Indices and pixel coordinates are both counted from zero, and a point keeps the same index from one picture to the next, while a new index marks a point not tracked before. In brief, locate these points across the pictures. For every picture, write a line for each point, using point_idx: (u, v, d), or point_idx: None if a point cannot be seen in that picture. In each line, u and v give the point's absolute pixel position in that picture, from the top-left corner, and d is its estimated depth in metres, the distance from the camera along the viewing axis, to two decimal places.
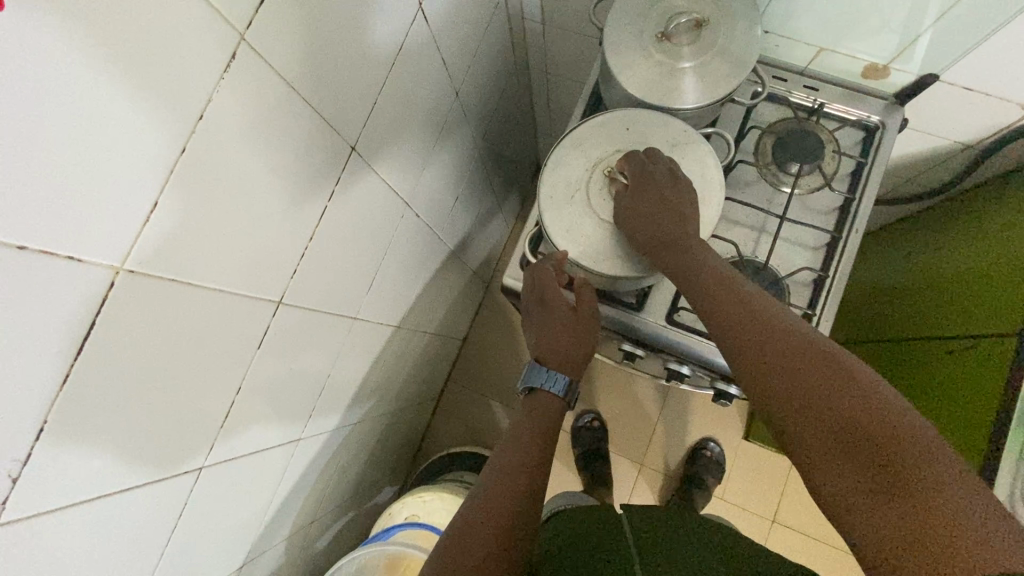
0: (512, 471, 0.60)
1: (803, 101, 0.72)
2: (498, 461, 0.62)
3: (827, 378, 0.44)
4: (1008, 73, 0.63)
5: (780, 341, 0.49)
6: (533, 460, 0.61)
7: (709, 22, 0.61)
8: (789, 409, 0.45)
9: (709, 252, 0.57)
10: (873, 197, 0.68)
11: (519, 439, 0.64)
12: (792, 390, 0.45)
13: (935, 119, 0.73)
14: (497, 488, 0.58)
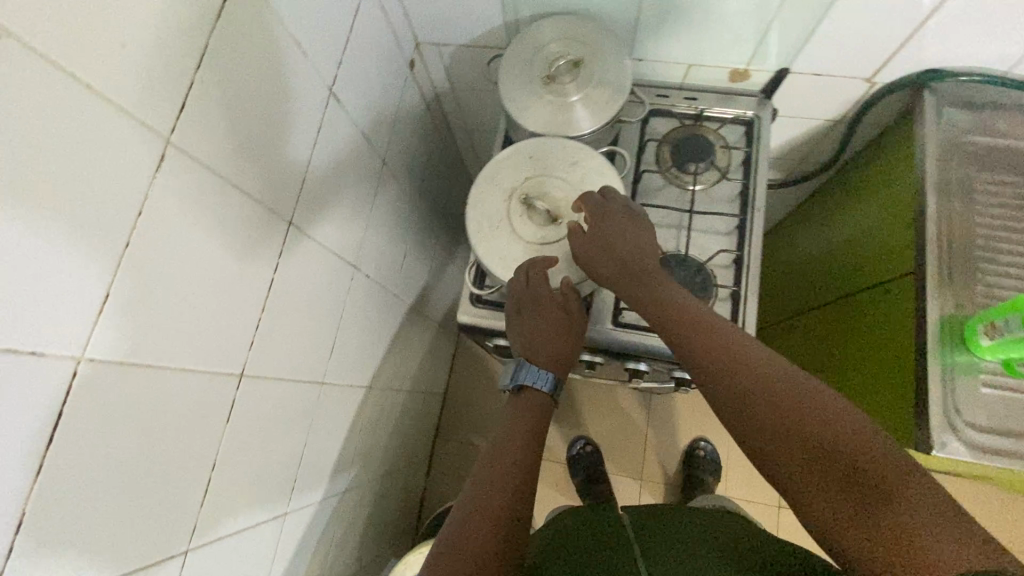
0: (503, 472, 0.57)
1: (687, 111, 0.82)
2: (486, 463, 0.59)
3: (783, 390, 0.46)
4: (842, 57, 0.73)
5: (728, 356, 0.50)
6: (523, 459, 0.59)
7: (584, 60, 0.70)
8: (750, 422, 0.46)
9: (659, 282, 0.61)
10: (765, 179, 0.77)
11: (506, 439, 0.61)
12: (751, 401, 0.46)
13: (802, 105, 0.84)
14: (488, 490, 0.56)
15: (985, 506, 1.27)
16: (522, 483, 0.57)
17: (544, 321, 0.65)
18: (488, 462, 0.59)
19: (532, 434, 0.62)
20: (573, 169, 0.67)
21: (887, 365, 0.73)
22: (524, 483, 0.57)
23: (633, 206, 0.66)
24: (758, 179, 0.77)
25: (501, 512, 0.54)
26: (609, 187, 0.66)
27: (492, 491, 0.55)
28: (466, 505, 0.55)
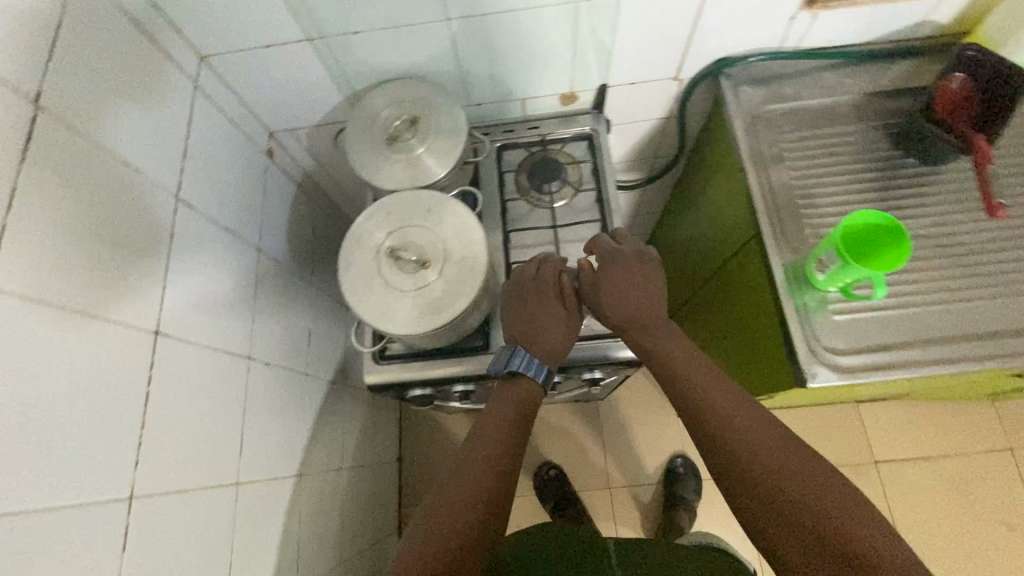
0: (466, 474, 0.61)
1: (533, 139, 0.90)
2: (454, 469, 0.62)
3: (801, 469, 0.53)
4: (645, 66, 0.83)
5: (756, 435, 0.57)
6: (487, 458, 0.62)
7: (420, 116, 0.76)
8: (770, 484, 0.53)
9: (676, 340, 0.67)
10: (613, 182, 0.86)
11: (471, 444, 0.65)
12: (752, 452, 0.55)
13: (631, 112, 0.93)
14: (454, 494, 0.59)
15: (911, 419, 1.38)
16: (486, 481, 0.60)
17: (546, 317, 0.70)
18: (453, 468, 0.62)
19: (497, 432, 0.65)
20: (430, 215, 0.69)
21: (756, 318, 0.80)
22: (490, 480, 0.60)
23: (650, 246, 0.73)
24: (608, 184, 0.86)
25: (465, 514, 0.57)
26: (466, 224, 0.68)
27: (456, 495, 0.59)
28: (431, 513, 0.58)
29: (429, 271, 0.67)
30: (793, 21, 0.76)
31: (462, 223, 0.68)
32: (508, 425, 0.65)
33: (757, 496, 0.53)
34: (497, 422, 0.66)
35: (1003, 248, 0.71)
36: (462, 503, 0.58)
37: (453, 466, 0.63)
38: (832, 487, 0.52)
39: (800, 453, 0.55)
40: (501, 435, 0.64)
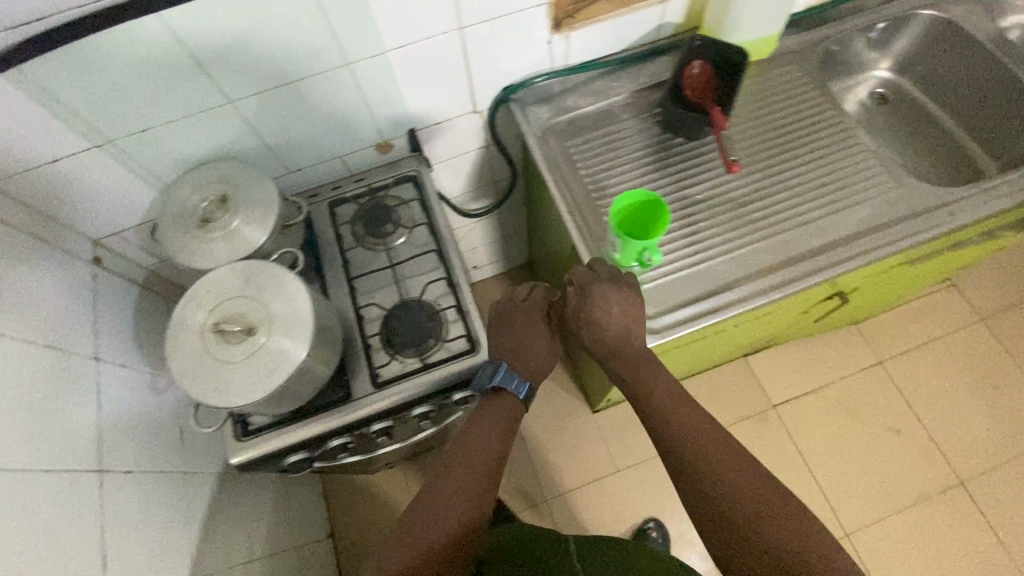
0: (462, 463, 0.72)
1: (361, 190, 0.95)
2: (453, 454, 0.73)
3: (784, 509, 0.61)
4: (441, 105, 0.90)
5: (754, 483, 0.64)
6: (482, 452, 0.73)
7: (230, 193, 0.78)
8: (758, 518, 0.61)
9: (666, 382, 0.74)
10: (442, 211, 0.91)
11: (467, 434, 0.75)
12: (747, 491, 0.63)
13: (449, 147, 1.00)
14: (453, 478, 0.70)
15: (794, 358, 1.51)
16: (477, 473, 0.71)
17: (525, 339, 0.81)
18: (448, 457, 0.73)
19: (490, 427, 0.75)
20: (250, 284, 0.71)
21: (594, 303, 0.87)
22: (480, 470, 0.71)
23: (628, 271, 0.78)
24: (438, 214, 0.92)
25: (457, 495, 0.69)
26: (285, 283, 0.71)
27: (453, 481, 0.70)
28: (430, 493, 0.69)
29: (257, 336, 0.69)
30: (551, 43, 0.86)
31: (280, 284, 0.71)
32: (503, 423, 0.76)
33: (690, 476, 0.67)
34: (492, 418, 0.76)
35: (772, 195, 0.83)
36: (457, 488, 0.69)
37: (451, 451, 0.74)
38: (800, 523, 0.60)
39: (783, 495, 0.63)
40: (494, 432, 0.75)
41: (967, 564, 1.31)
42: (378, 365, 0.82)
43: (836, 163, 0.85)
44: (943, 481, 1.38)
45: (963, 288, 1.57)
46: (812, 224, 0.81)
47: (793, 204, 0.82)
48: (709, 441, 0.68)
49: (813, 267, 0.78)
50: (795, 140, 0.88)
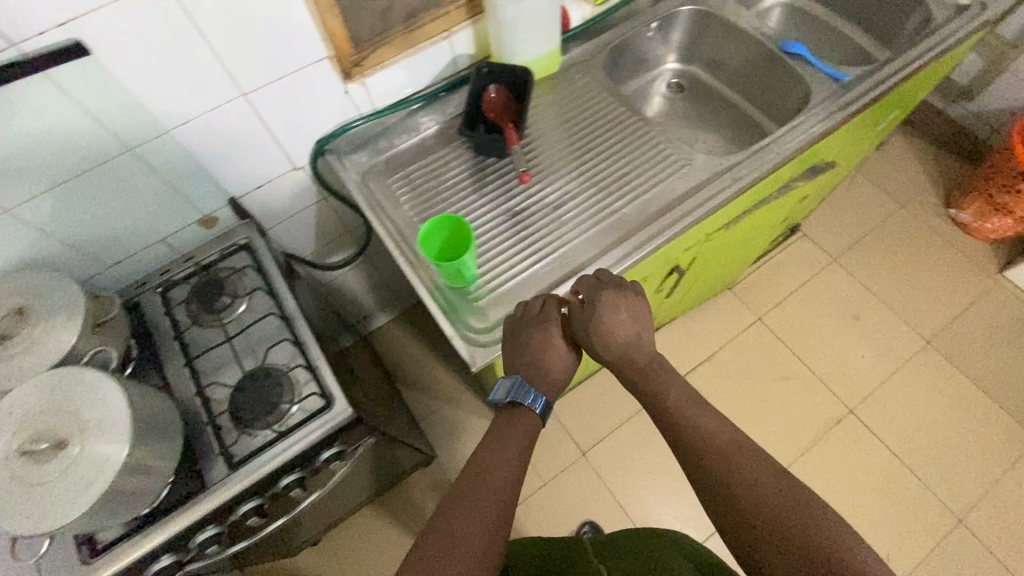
0: (490, 477, 0.65)
1: (191, 269, 0.92)
2: (477, 469, 0.67)
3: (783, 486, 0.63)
4: (256, 170, 0.91)
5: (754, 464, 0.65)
6: (509, 468, 0.67)
7: (28, 304, 0.74)
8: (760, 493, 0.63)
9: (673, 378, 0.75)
10: (279, 274, 0.91)
11: (488, 448, 0.69)
12: (744, 469, 0.65)
13: (282, 207, 1.00)
14: (480, 494, 0.63)
15: (684, 332, 1.60)
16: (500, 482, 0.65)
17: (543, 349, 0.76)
18: (469, 475, 0.66)
19: (514, 441, 0.70)
20: (57, 394, 0.67)
21: None
22: (506, 487, 0.65)
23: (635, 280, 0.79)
24: (275, 278, 0.91)
25: (484, 515, 0.61)
26: (96, 385, 0.68)
27: (481, 499, 0.63)
28: (454, 512, 0.61)
29: (70, 447, 0.64)
30: (349, 93, 0.88)
31: (91, 387, 0.68)
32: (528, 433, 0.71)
33: (705, 477, 0.66)
34: (515, 429, 0.71)
35: (582, 195, 0.91)
36: (488, 509, 0.62)
37: (472, 467, 0.67)
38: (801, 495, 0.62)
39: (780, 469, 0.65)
40: (517, 447, 0.69)
41: (872, 482, 1.41)
42: (232, 444, 0.79)
43: (637, 154, 0.94)
44: (835, 412, 1.49)
45: (809, 236, 1.74)
46: (619, 214, 0.89)
47: (602, 200, 0.90)
48: (709, 422, 0.70)
49: (625, 252, 0.85)
50: (596, 140, 0.96)
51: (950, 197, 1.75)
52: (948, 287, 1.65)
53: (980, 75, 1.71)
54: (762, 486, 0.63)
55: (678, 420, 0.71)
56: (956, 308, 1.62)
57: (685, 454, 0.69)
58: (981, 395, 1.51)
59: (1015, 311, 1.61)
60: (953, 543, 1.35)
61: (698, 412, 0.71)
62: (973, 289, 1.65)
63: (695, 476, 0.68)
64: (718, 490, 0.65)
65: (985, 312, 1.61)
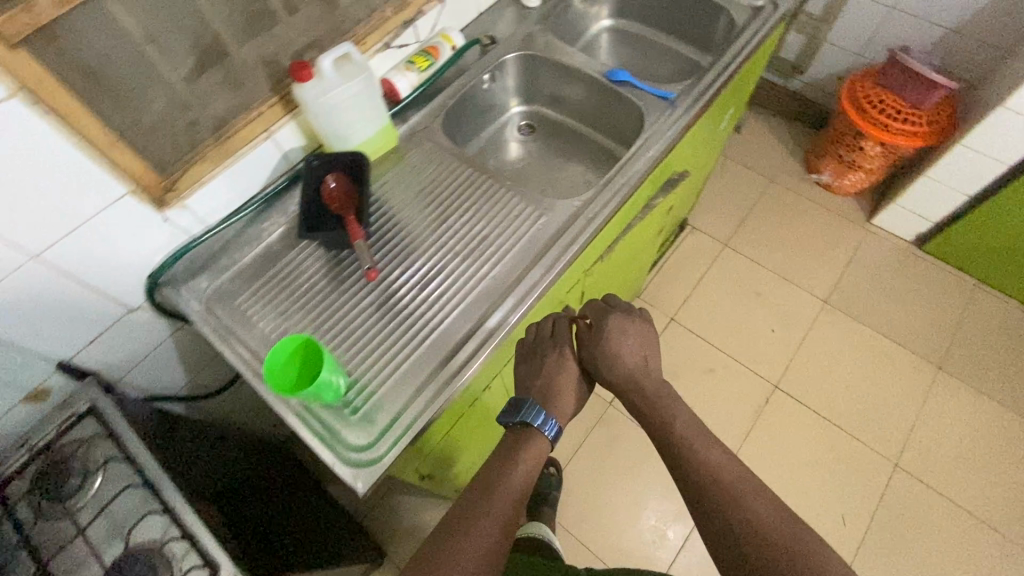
0: (494, 497, 0.75)
1: (26, 454, 0.79)
2: (485, 490, 0.77)
3: (754, 492, 0.72)
4: (82, 325, 0.80)
5: (731, 469, 0.75)
6: (513, 491, 0.76)
7: None
8: (732, 494, 0.72)
9: (663, 390, 0.86)
10: (137, 438, 0.80)
11: (494, 471, 0.79)
12: (724, 477, 0.74)
13: (129, 352, 0.89)
14: (485, 513, 0.73)
15: None
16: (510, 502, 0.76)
17: (554, 366, 0.89)
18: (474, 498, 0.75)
19: (520, 468, 0.80)
20: None
21: None
22: (509, 508, 0.75)
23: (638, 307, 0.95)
24: (132, 442, 0.80)
25: (488, 533, 0.72)
26: None
27: (486, 520, 0.73)
28: (462, 535, 0.71)
29: None
30: (171, 221, 0.81)
31: None
32: (533, 456, 0.81)
33: (704, 501, 0.73)
34: (521, 454, 0.81)
35: (447, 266, 0.88)
36: (493, 527, 0.72)
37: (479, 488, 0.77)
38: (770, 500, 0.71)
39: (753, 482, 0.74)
40: (520, 473, 0.79)
41: (811, 450, 1.46)
42: None
43: (495, 211, 0.93)
44: (763, 391, 1.54)
45: (699, 227, 1.83)
46: (489, 279, 0.86)
47: (466, 267, 0.87)
48: (688, 429, 0.80)
49: (500, 318, 0.83)
50: (451, 205, 0.94)
51: (809, 163, 1.89)
52: (829, 245, 1.77)
53: (803, 51, 1.88)
54: (737, 486, 0.73)
55: (686, 449, 0.78)
56: (842, 263, 1.74)
57: (688, 479, 0.76)
58: (882, 338, 1.61)
59: (890, 252, 1.75)
60: (896, 485, 1.41)
61: (701, 442, 0.78)
62: (851, 241, 1.77)
63: (696, 502, 0.74)
64: (715, 515, 0.71)
65: (865, 260, 1.74)
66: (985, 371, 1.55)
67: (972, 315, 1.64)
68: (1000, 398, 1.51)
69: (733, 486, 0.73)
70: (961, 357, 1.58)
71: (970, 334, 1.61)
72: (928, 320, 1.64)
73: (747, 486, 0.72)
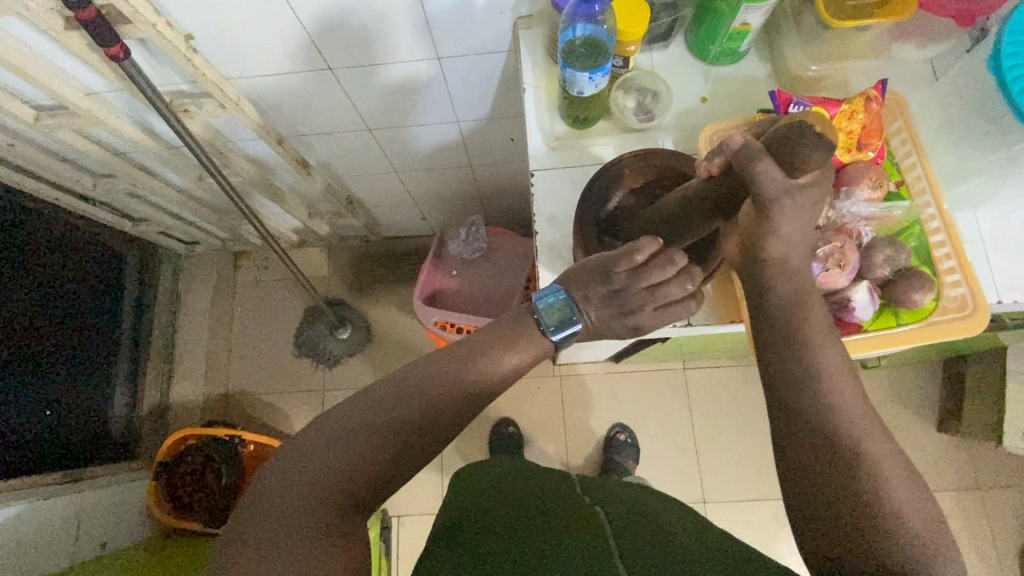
0: (426, 396, 0.52)
1: None
2: (415, 393, 0.51)
3: (921, 505, 0.44)
4: None
5: (890, 450, 0.46)
6: (464, 395, 0.53)
7: None
8: (890, 486, 0.44)
9: (801, 364, 0.50)
10: None
11: (444, 369, 0.53)
12: (898, 473, 0.45)
13: None
14: (384, 409, 0.50)
15: None
16: (475, 397, 0.54)
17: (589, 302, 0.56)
18: (385, 404, 0.50)
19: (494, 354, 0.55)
20: None
21: None
22: (443, 412, 0.52)
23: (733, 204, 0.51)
24: None
25: (398, 445, 0.50)
26: None
27: (395, 428, 0.50)
28: (335, 434, 0.49)
29: None
30: None
31: None
32: (486, 390, 0.54)
33: (812, 462, 0.46)
34: (491, 353, 0.55)
35: None
36: (406, 437, 0.50)
37: (409, 373, 0.53)
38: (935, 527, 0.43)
39: (922, 507, 0.44)
40: (492, 368, 0.54)
41: None
42: None
43: None
44: None
45: (406, 511, 1.41)
46: None
47: None
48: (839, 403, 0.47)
49: None
50: None
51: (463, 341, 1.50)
52: (540, 424, 1.46)
53: (363, 228, 1.43)
54: (896, 462, 0.45)
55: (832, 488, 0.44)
56: (561, 438, 1.45)
57: (804, 426, 0.47)
58: None
59: (595, 387, 1.48)
60: None
61: (850, 446, 0.45)
62: (557, 406, 1.47)
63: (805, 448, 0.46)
64: (838, 501, 0.44)
65: (579, 419, 1.46)
66: (742, 470, 1.40)
67: (701, 409, 1.45)
68: (771, 489, 1.37)
69: (891, 460, 0.45)
70: (715, 469, 1.40)
71: (710, 434, 1.43)
72: (669, 446, 1.43)
73: (910, 486, 0.44)
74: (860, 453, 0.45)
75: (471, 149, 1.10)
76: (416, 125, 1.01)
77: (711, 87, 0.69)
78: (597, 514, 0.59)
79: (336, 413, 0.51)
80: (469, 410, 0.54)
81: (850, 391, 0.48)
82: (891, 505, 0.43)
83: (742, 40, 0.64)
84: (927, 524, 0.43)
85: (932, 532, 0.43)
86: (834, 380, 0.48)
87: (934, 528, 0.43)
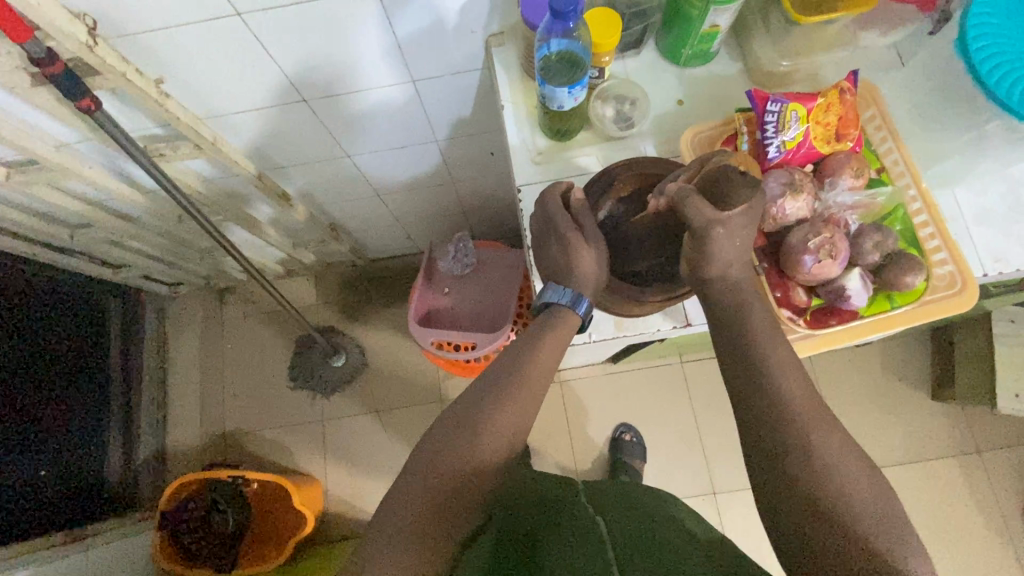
0: (466, 444, 0.52)
1: None
2: (453, 445, 0.52)
3: (878, 495, 0.45)
4: None
5: (846, 442, 0.47)
6: (504, 436, 0.53)
7: None
8: (847, 481, 0.45)
9: (760, 368, 0.50)
10: None
11: (477, 416, 0.54)
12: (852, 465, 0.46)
13: None
14: (433, 469, 0.51)
15: None
16: (517, 434, 0.55)
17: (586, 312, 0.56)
18: (434, 466, 0.51)
19: (509, 411, 0.54)
20: None
21: None
22: (487, 464, 0.52)
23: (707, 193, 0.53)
24: None
25: (461, 500, 0.51)
26: None
27: (451, 486, 0.51)
28: (396, 508, 0.50)
29: None
30: None
31: None
32: (507, 427, 0.54)
33: (773, 459, 0.47)
34: (507, 390, 0.55)
35: None
36: (461, 489, 0.51)
37: (443, 427, 0.54)
38: (896, 515, 0.45)
39: (879, 495, 0.45)
40: (516, 408, 0.55)
41: None
42: None
43: None
44: None
45: None
46: None
47: None
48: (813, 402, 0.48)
49: None
50: None
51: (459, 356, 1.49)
52: (544, 432, 1.46)
53: (349, 252, 1.42)
54: (852, 454, 0.46)
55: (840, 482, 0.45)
56: (567, 443, 1.45)
57: (762, 428, 0.48)
58: None
59: (596, 390, 1.48)
60: None
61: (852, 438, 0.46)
62: (560, 412, 1.47)
63: (771, 442, 0.47)
64: (801, 493, 0.45)
65: (583, 423, 1.46)
66: (747, 458, 1.41)
67: (701, 401, 1.46)
68: None
69: (848, 454, 0.46)
70: (721, 459, 1.42)
71: (714, 425, 1.44)
72: (674, 441, 1.44)
73: (867, 478, 0.46)
74: (843, 442, 0.46)
75: (453, 167, 1.10)
76: (396, 149, 1.01)
77: (686, 89, 0.70)
78: (618, 528, 0.59)
79: (390, 496, 0.51)
80: (512, 450, 0.54)
81: (805, 390, 0.49)
82: (871, 501, 0.44)
83: (712, 42, 0.65)
84: (883, 514, 0.44)
85: (888, 520, 0.44)
86: (788, 377, 0.49)
87: (893, 516, 0.44)
